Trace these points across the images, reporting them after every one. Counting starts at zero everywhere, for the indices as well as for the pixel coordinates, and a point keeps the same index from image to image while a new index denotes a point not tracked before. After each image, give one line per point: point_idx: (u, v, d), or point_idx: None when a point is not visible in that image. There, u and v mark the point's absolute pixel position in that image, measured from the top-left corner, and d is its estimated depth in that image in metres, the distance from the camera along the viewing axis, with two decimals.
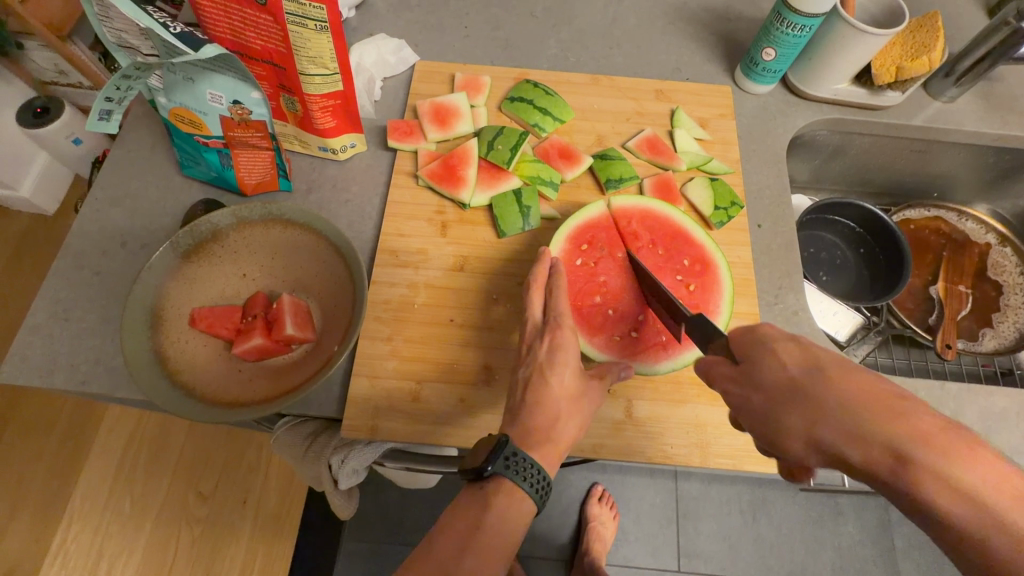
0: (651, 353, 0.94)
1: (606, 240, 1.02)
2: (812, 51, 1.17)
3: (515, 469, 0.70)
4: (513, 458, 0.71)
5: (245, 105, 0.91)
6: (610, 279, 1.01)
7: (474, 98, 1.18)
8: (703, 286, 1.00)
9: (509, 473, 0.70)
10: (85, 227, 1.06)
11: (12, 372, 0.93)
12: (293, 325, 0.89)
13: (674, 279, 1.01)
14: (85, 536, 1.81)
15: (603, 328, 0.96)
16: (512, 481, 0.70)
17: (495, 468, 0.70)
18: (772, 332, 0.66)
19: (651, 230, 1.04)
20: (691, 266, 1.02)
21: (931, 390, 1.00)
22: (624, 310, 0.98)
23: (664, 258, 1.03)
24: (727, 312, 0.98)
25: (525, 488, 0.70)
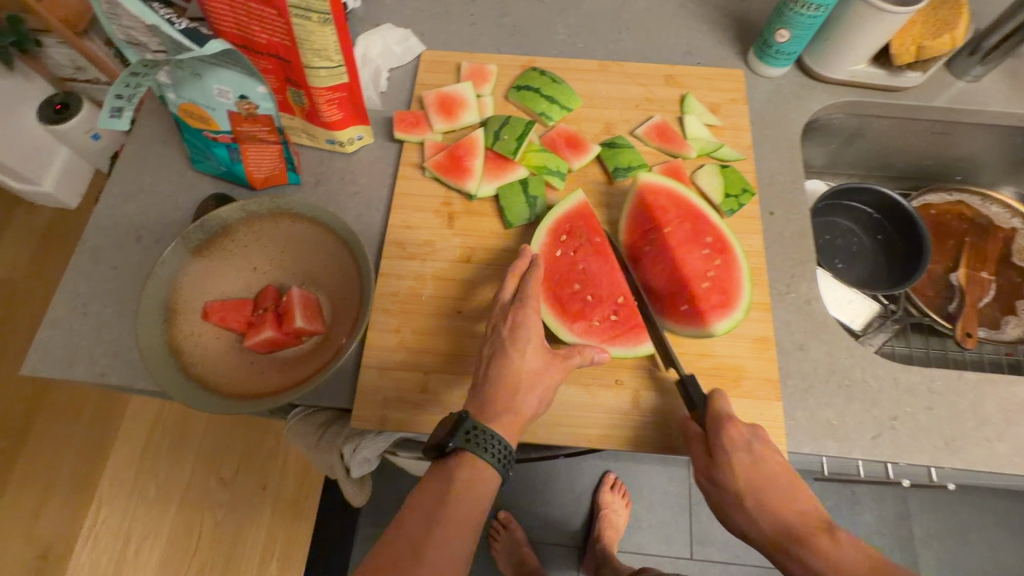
0: (634, 334, 0.96)
1: (586, 229, 1.03)
2: (828, 32, 1.13)
3: (477, 442, 0.72)
4: (474, 432, 0.72)
5: (252, 100, 0.92)
6: (589, 266, 1.03)
7: (480, 87, 1.17)
8: (727, 263, 1.01)
9: (470, 448, 0.71)
10: (100, 223, 1.08)
11: (36, 364, 0.97)
12: (302, 317, 0.90)
13: (702, 254, 1.03)
14: (113, 518, 1.91)
15: (582, 314, 0.99)
16: (475, 455, 0.71)
17: (456, 443, 0.72)
18: (735, 434, 0.81)
19: (680, 207, 1.04)
20: (716, 242, 1.03)
21: (950, 380, 0.98)
22: (604, 296, 1.02)
23: (690, 234, 1.04)
24: (749, 292, 0.99)
25: (487, 459, 0.71)
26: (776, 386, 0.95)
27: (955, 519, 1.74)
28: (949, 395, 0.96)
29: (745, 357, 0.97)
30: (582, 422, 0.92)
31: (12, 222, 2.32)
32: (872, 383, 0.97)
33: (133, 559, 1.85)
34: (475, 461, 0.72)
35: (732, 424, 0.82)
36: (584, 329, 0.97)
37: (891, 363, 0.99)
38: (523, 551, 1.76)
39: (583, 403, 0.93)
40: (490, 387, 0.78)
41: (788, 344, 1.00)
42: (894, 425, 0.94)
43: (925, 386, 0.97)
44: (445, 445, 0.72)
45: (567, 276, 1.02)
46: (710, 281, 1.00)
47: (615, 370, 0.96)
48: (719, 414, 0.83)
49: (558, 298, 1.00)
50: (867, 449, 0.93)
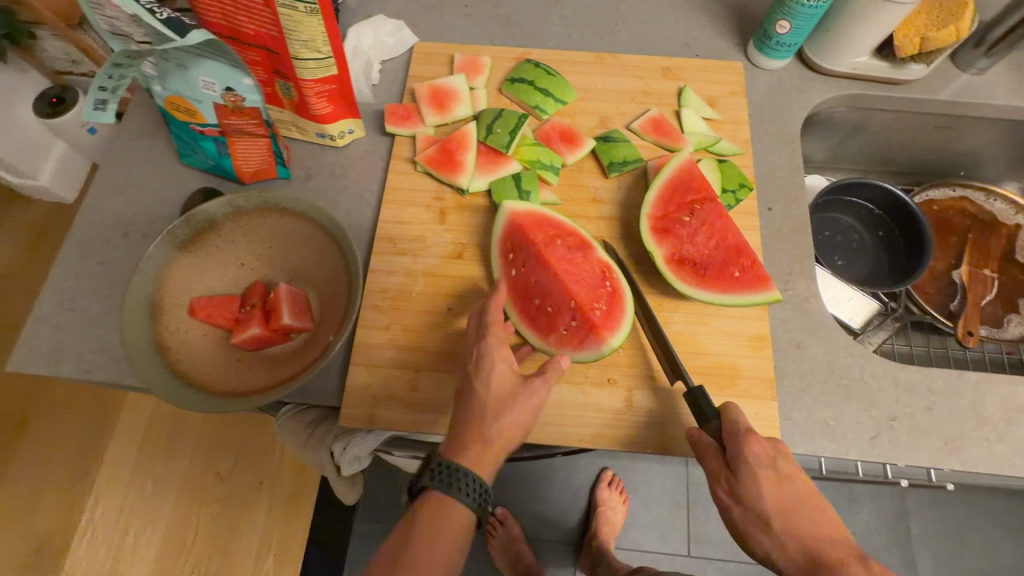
0: (597, 334, 0.93)
1: (527, 240, 0.99)
2: (830, 23, 1.10)
3: (443, 480, 0.73)
4: (440, 468, 0.74)
5: (239, 92, 0.90)
6: (541, 276, 1.00)
7: (473, 79, 1.14)
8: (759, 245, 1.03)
9: (438, 487, 0.73)
10: (87, 217, 1.07)
11: (22, 360, 0.96)
12: (290, 314, 0.89)
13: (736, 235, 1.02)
14: (110, 513, 1.90)
15: (546, 327, 0.95)
16: (445, 494, 0.72)
17: (426, 481, 0.74)
18: (760, 451, 0.76)
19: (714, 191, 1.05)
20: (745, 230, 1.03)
21: (950, 379, 0.96)
22: (566, 303, 0.98)
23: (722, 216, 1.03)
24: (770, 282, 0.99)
25: (459, 497, 0.72)
26: (772, 385, 0.93)
27: (954, 517, 1.72)
28: (949, 395, 0.94)
29: (742, 355, 0.95)
30: (573, 421, 0.91)
31: (9, 216, 2.30)
32: (870, 382, 0.95)
33: (130, 554, 1.85)
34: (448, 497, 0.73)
35: (755, 439, 0.77)
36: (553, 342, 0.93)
37: (890, 362, 0.97)
38: (518, 547, 1.75)
39: (576, 401, 0.92)
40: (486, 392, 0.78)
41: (785, 343, 0.98)
42: (892, 425, 0.93)
43: (925, 385, 0.95)
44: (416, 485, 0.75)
45: (527, 289, 0.98)
46: (748, 262, 0.99)
47: (608, 368, 0.94)
48: (739, 429, 0.78)
49: (519, 314, 0.95)
50: (864, 449, 0.91)
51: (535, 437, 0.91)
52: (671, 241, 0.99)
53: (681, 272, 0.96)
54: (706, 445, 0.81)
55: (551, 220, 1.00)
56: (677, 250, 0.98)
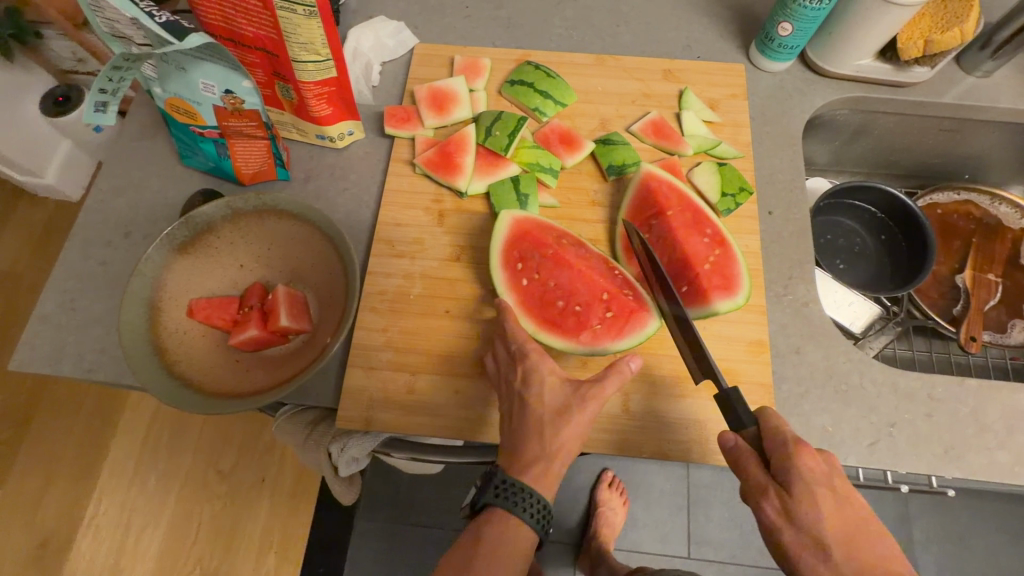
0: (637, 317, 0.93)
1: (534, 246, 0.99)
2: (833, 25, 1.09)
3: (503, 497, 0.74)
4: (502, 487, 0.75)
5: (237, 95, 0.90)
6: (559, 278, 0.99)
7: (472, 81, 1.14)
8: (726, 257, 0.99)
9: (500, 504, 0.74)
10: (89, 218, 1.07)
11: (24, 360, 0.97)
12: (288, 316, 0.89)
13: (702, 241, 1.02)
14: (114, 509, 1.92)
15: (577, 325, 0.95)
16: (507, 512, 0.73)
17: (486, 498, 0.75)
18: (814, 465, 0.69)
19: (678, 195, 1.03)
20: (716, 235, 1.02)
21: (951, 387, 0.95)
22: (590, 297, 0.97)
23: (691, 222, 1.03)
24: (746, 288, 0.96)
25: (521, 514, 0.73)
26: (770, 390, 0.93)
27: (957, 521, 1.71)
28: (949, 402, 0.94)
29: (740, 360, 0.95)
30: None
31: (15, 214, 2.32)
32: (870, 388, 0.95)
33: (134, 549, 1.86)
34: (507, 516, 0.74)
35: (806, 451, 0.70)
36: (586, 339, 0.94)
37: (890, 368, 0.97)
38: None
39: None
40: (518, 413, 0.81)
41: (784, 348, 0.97)
42: (892, 432, 0.92)
43: (925, 392, 0.94)
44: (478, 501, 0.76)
45: (544, 295, 0.98)
46: (707, 270, 0.98)
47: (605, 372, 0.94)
48: (788, 439, 0.71)
49: (543, 320, 0.95)
50: (863, 456, 0.91)
51: None
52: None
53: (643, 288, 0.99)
54: (745, 450, 0.73)
55: (544, 223, 1.01)
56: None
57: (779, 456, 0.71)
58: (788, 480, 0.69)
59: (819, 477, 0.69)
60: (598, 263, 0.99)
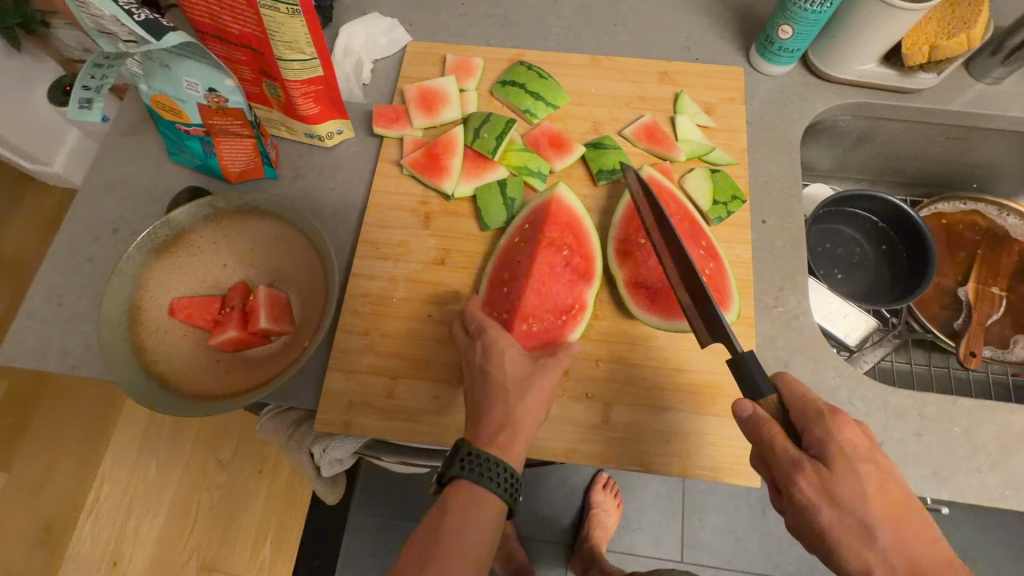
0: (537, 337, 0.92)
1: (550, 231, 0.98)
2: (835, 28, 1.06)
3: (472, 469, 0.71)
4: (468, 459, 0.72)
5: (221, 93, 0.90)
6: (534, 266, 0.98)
7: (463, 81, 1.13)
8: (720, 272, 0.96)
9: (466, 476, 0.71)
10: (79, 213, 1.08)
11: (11, 354, 0.97)
12: (268, 317, 0.89)
13: (698, 253, 0.97)
14: (113, 497, 1.95)
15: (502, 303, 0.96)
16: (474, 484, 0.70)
17: (452, 471, 0.71)
18: (854, 439, 0.66)
19: (678, 209, 1.00)
20: (709, 249, 0.98)
21: (943, 406, 0.92)
22: (531, 299, 0.96)
23: (688, 234, 0.99)
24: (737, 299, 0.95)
25: (487, 486, 0.70)
26: None
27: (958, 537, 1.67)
28: (941, 421, 0.91)
29: (726, 373, 0.93)
30: (548, 435, 0.90)
31: (22, 203, 2.35)
32: (859, 405, 0.92)
33: (132, 536, 1.90)
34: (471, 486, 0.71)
35: (845, 423, 0.66)
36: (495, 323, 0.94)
37: (881, 385, 0.94)
38: (510, 546, 1.75)
39: (552, 415, 0.91)
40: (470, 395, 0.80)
41: (771, 361, 0.95)
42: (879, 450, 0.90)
43: (916, 410, 0.92)
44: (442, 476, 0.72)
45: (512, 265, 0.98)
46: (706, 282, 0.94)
47: (587, 382, 0.92)
48: (828, 414, 0.67)
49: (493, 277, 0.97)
50: None
51: None
52: (631, 263, 0.97)
53: (634, 295, 0.94)
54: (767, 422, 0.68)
55: (581, 226, 0.98)
56: (634, 274, 0.96)
57: (816, 427, 0.67)
58: (825, 454, 0.66)
59: (863, 451, 0.66)
60: (569, 292, 0.96)
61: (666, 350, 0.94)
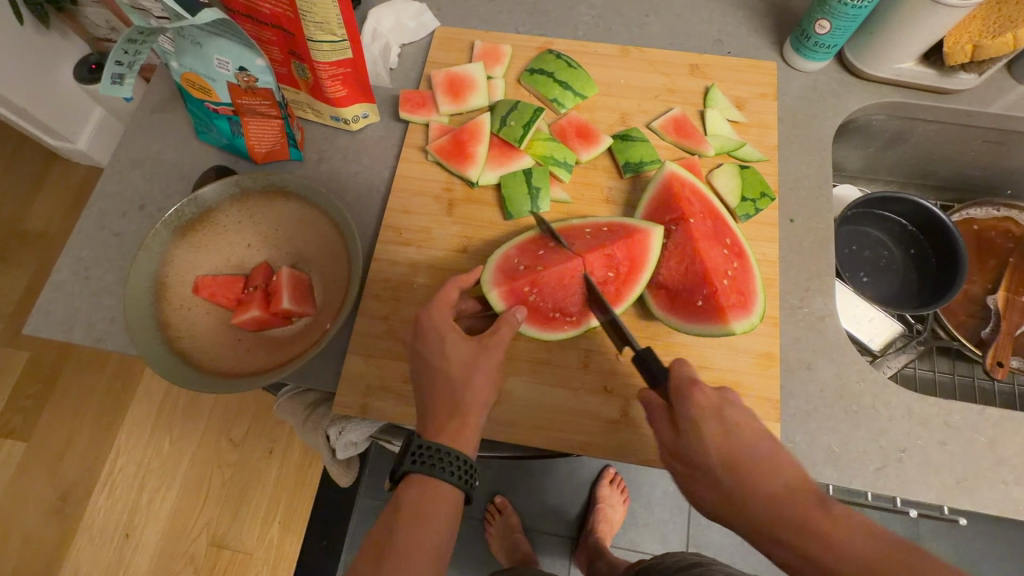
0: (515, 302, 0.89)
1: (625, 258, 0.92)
2: (875, 24, 1.03)
3: (423, 461, 0.72)
4: (421, 452, 0.72)
5: (251, 72, 0.90)
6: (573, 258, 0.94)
7: (491, 68, 1.12)
8: (744, 269, 0.93)
9: (418, 469, 0.71)
10: (107, 187, 1.09)
11: (37, 325, 0.99)
12: (290, 298, 0.89)
13: (720, 253, 0.94)
14: (129, 470, 1.99)
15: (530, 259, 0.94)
16: (430, 476, 0.71)
17: (405, 466, 0.72)
18: (703, 402, 0.71)
19: (703, 210, 0.96)
20: (729, 253, 0.94)
21: (969, 415, 0.90)
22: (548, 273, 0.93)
23: (711, 233, 0.95)
24: (763, 304, 0.91)
25: (443, 475, 0.71)
26: (777, 407, 0.89)
27: (974, 548, 1.61)
28: (966, 431, 0.89)
29: (749, 372, 0.91)
30: (565, 426, 0.90)
31: (48, 178, 2.39)
32: (882, 411, 0.91)
33: (145, 509, 1.93)
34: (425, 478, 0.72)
35: (698, 389, 0.72)
36: (507, 263, 0.93)
37: (905, 391, 0.92)
38: (516, 537, 1.76)
39: (569, 407, 0.90)
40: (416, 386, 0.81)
41: (794, 362, 0.94)
42: (901, 457, 0.88)
43: (941, 418, 0.90)
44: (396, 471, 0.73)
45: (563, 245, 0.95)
46: (726, 287, 0.91)
47: (606, 376, 0.92)
48: (683, 381, 0.73)
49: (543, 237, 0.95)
50: (868, 480, 0.87)
51: (523, 439, 0.90)
52: None
53: (652, 294, 0.94)
54: (657, 405, 0.76)
55: (642, 272, 0.91)
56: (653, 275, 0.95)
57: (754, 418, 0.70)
58: None
59: (712, 411, 0.71)
60: (582, 304, 0.91)
61: (687, 346, 0.93)
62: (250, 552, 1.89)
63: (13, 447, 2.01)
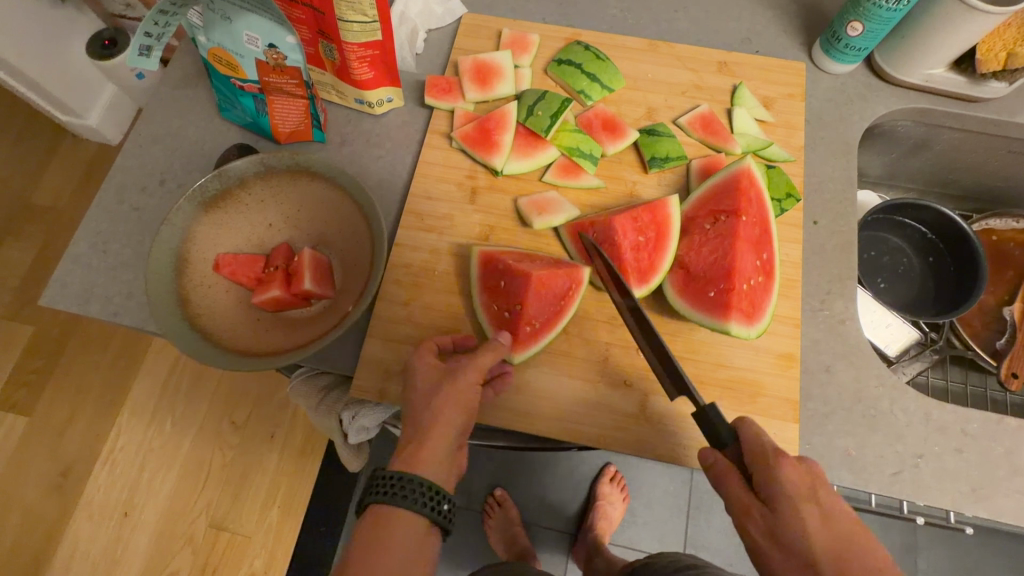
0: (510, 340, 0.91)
1: (652, 223, 0.95)
2: (907, 28, 1.02)
3: (383, 491, 0.72)
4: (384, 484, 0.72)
5: (280, 50, 0.89)
6: (600, 231, 0.95)
7: (519, 57, 1.11)
8: (764, 288, 0.92)
9: (378, 501, 0.72)
10: (127, 161, 1.08)
11: (54, 297, 0.98)
12: (311, 279, 0.88)
13: (753, 261, 0.93)
14: (130, 448, 1.98)
15: (505, 297, 0.93)
16: (392, 506, 0.71)
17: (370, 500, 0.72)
18: (794, 475, 0.69)
19: (750, 206, 0.94)
20: (763, 266, 0.93)
21: (987, 423, 0.90)
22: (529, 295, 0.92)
23: (754, 239, 0.94)
24: (771, 312, 0.90)
25: (403, 503, 0.71)
26: (796, 408, 0.89)
27: (969, 559, 1.62)
28: (983, 439, 0.89)
29: (771, 373, 0.91)
30: (584, 419, 0.89)
31: (57, 153, 2.37)
32: (900, 416, 0.91)
33: (145, 489, 1.93)
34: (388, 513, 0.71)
35: (787, 461, 0.70)
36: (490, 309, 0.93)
37: (925, 397, 0.92)
38: (514, 530, 1.77)
39: (589, 401, 0.90)
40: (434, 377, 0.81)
41: (814, 364, 0.94)
42: (918, 463, 0.88)
43: (959, 426, 0.90)
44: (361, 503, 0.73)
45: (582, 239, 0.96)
46: (744, 290, 0.91)
47: (627, 369, 0.92)
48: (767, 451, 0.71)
49: (494, 257, 0.96)
50: (884, 485, 0.87)
51: (540, 430, 0.89)
52: (685, 242, 0.97)
53: (672, 273, 0.94)
54: (729, 473, 0.73)
55: (668, 240, 0.93)
56: (681, 257, 0.96)
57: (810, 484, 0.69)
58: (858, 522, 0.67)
59: (804, 489, 0.69)
60: (570, 276, 0.93)
61: (709, 344, 0.92)
62: (248, 535, 1.89)
63: (15, 421, 2.01)
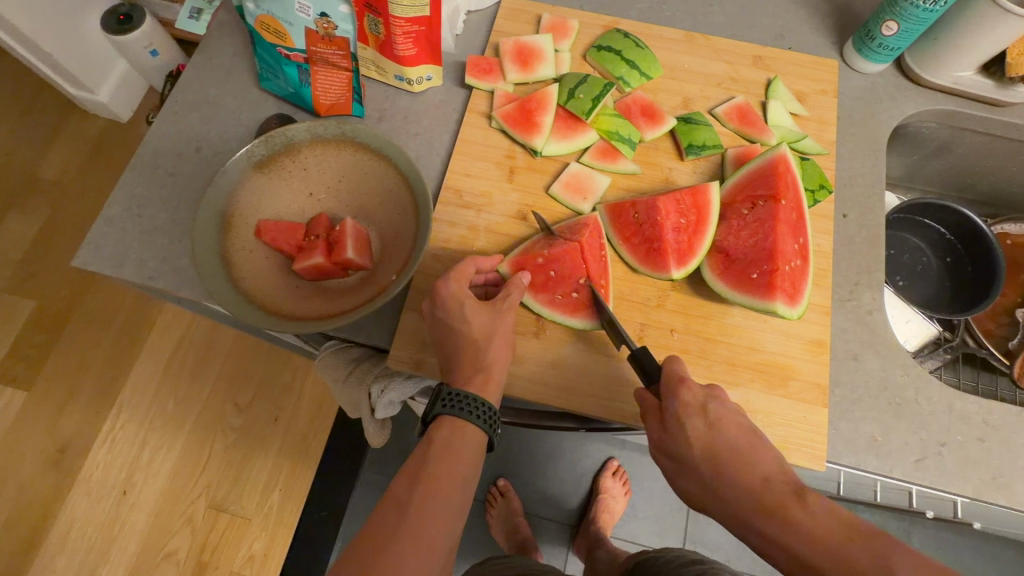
0: (593, 310, 0.92)
1: (693, 208, 0.97)
2: (941, 31, 1.05)
3: (454, 404, 0.77)
4: (451, 398, 0.78)
5: (332, 19, 0.93)
6: (641, 214, 0.98)
7: (559, 42, 1.12)
8: (803, 271, 0.94)
9: (448, 412, 0.77)
10: (162, 127, 1.08)
11: (87, 258, 0.98)
12: (353, 249, 0.88)
13: (792, 245, 0.95)
14: (132, 426, 1.97)
15: (556, 287, 0.94)
16: (457, 417, 0.77)
17: (436, 410, 0.78)
18: (691, 399, 0.76)
19: (787, 189, 0.96)
20: (799, 250, 0.95)
21: (1007, 414, 0.92)
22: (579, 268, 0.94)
23: (794, 223, 0.96)
24: (806, 300, 0.92)
25: (468, 417, 0.77)
26: (825, 393, 0.90)
27: (961, 561, 1.65)
28: (1004, 431, 0.91)
29: (801, 359, 0.92)
30: (617, 396, 0.90)
31: (67, 127, 2.34)
32: (923, 405, 0.93)
33: (145, 467, 1.92)
34: (454, 423, 0.77)
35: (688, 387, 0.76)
36: (553, 301, 0.93)
37: (948, 389, 0.94)
38: (517, 521, 1.77)
39: (620, 378, 0.92)
40: (475, 347, 0.82)
41: (842, 352, 0.96)
42: (941, 451, 0.90)
43: (981, 416, 0.92)
44: (427, 415, 0.78)
45: (625, 217, 0.99)
46: (786, 271, 0.93)
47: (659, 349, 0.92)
48: (672, 378, 0.77)
49: (525, 258, 0.95)
50: (906, 471, 0.89)
51: (573, 405, 0.90)
52: (724, 228, 0.99)
53: (711, 255, 0.96)
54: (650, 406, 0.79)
55: (708, 225, 0.96)
56: (720, 242, 0.98)
57: None
58: None
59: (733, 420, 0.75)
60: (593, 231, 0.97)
61: (741, 329, 0.94)
62: (248, 517, 1.88)
63: (13, 397, 1.98)
